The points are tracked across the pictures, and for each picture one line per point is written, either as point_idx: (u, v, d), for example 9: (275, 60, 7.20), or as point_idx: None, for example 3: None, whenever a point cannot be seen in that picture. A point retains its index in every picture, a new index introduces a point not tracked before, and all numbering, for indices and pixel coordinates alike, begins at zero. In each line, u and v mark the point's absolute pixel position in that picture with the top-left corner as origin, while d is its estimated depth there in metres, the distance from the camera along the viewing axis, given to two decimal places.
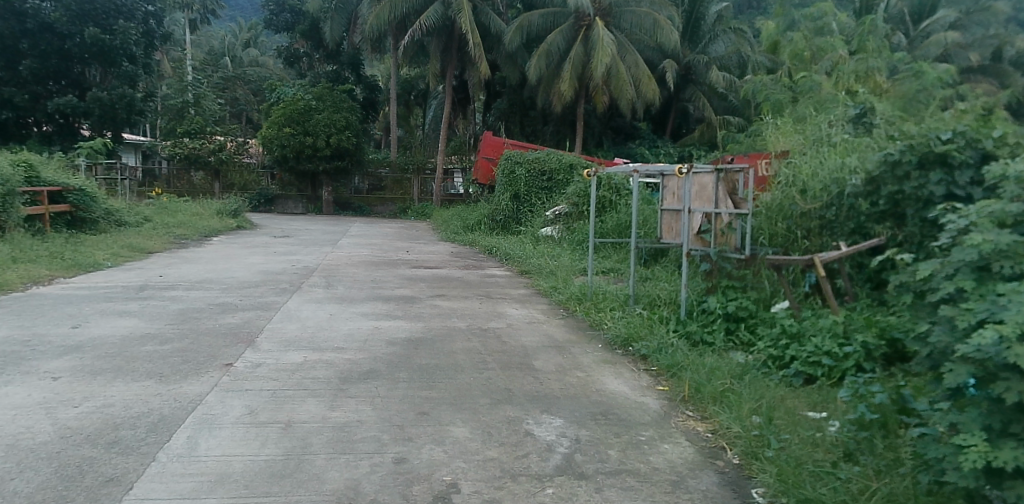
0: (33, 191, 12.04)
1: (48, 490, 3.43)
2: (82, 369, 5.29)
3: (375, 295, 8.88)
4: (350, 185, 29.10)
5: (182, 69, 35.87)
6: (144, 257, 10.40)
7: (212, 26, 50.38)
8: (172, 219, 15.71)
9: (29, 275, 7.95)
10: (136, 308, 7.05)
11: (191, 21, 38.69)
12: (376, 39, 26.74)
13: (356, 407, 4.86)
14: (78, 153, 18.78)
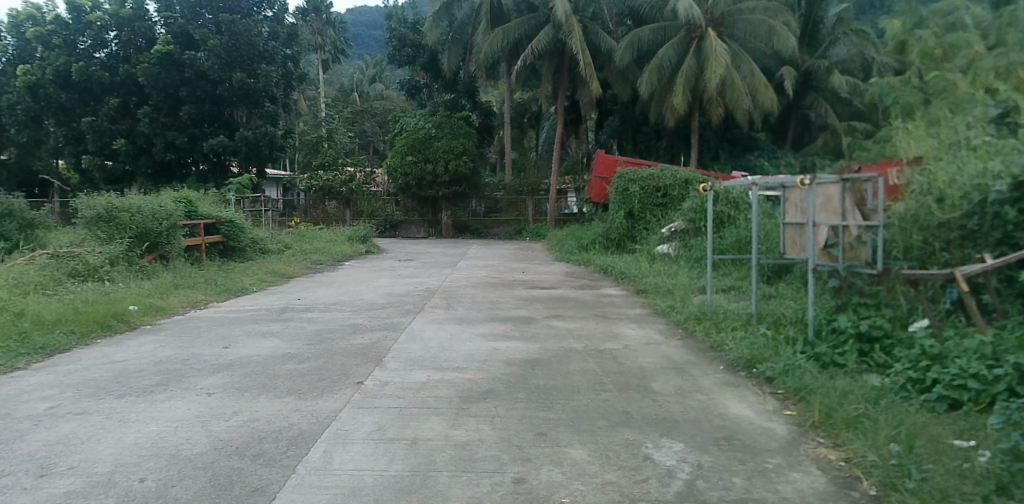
0: (192, 224, 13.40)
1: (203, 497, 3.81)
2: (232, 385, 5.80)
3: (492, 316, 9.08)
4: (468, 208, 29.68)
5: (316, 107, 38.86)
6: (284, 282, 11.28)
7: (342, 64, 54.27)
8: (310, 246, 16.98)
9: (189, 300, 8.77)
10: (278, 329, 7.66)
11: (324, 61, 41.95)
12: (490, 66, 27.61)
13: (477, 426, 4.99)
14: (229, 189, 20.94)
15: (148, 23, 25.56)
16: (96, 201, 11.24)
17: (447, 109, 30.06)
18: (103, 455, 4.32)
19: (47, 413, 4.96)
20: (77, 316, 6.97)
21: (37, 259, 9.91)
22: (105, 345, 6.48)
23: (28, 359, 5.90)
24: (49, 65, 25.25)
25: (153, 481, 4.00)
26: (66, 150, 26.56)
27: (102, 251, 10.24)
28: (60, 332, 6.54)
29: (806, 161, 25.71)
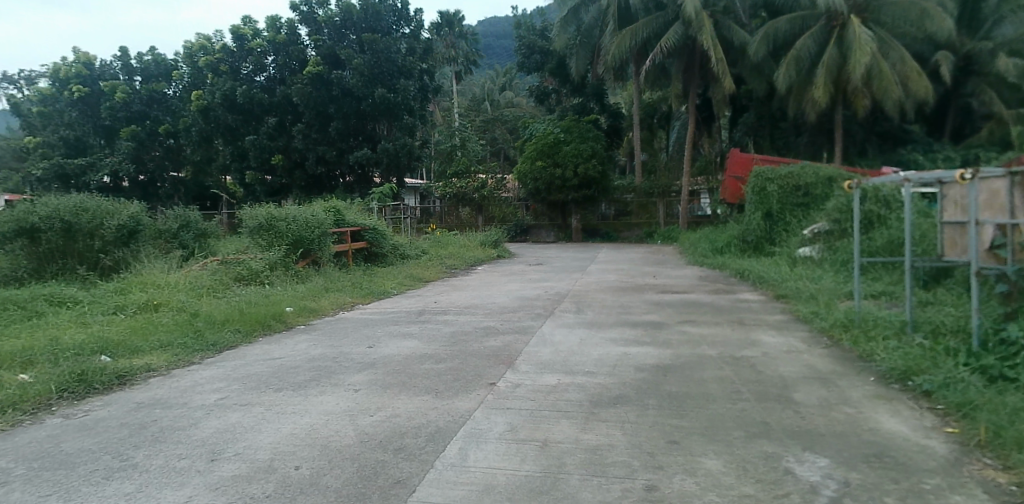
0: (340, 231, 14.52)
1: (351, 486, 4.17)
2: (375, 382, 6.21)
3: (621, 321, 9.02)
4: (597, 211, 29.74)
5: (450, 117, 40.54)
6: (422, 286, 11.95)
7: (474, 75, 56.22)
8: (445, 251, 17.78)
9: (338, 302, 9.51)
10: (417, 330, 8.12)
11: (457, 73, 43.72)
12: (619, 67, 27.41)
13: (607, 431, 5.01)
14: (372, 198, 22.72)
15: (301, 47, 28.09)
16: (258, 212, 12.53)
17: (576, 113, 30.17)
18: (264, 444, 4.80)
19: (218, 403, 5.38)
20: (242, 316, 7.71)
21: (209, 266, 11.15)
22: (266, 342, 7.16)
23: (202, 354, 6.51)
24: (218, 91, 28.04)
25: (307, 470, 4.43)
26: (232, 166, 29.65)
27: (263, 257, 11.36)
28: (229, 331, 7.26)
29: (969, 154, 22.72)
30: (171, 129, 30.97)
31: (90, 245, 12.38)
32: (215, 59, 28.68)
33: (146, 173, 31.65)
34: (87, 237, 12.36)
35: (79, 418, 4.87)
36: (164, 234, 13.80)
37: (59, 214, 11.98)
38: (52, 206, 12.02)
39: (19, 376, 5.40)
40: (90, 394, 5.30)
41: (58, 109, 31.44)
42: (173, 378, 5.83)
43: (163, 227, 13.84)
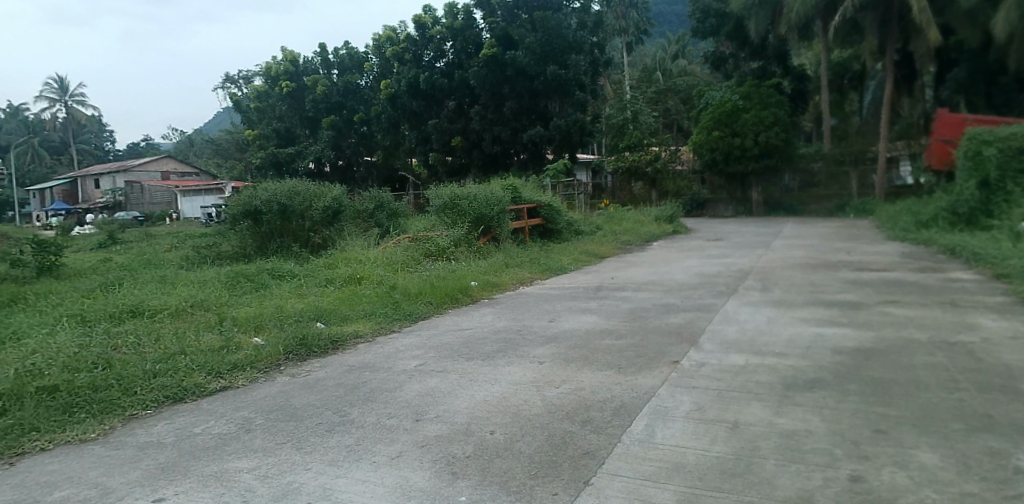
0: (516, 209, 14.87)
1: (543, 454, 4.30)
2: (559, 356, 6.32)
3: (813, 300, 8.34)
4: (780, 183, 27.71)
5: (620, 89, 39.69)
6: (598, 262, 11.97)
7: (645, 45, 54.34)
8: (619, 227, 17.61)
9: (518, 278, 9.80)
10: (595, 306, 8.14)
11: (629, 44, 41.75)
12: (803, 26, 25.19)
13: (803, 416, 4.68)
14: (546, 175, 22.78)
15: (477, 30, 28.27)
16: (442, 192, 13.36)
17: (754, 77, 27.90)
18: (460, 408, 5.10)
19: (418, 369, 5.80)
20: (433, 289, 8.25)
21: (401, 243, 12.03)
22: (455, 313, 7.65)
23: (401, 323, 7.10)
24: (403, 78, 29.58)
25: (501, 435, 4.65)
26: (417, 150, 30.75)
27: (449, 234, 12.02)
28: (422, 302, 7.82)
29: None
30: (364, 117, 33.35)
31: (301, 225, 13.95)
32: (400, 49, 30.22)
33: (343, 158, 34.13)
34: (299, 217, 13.92)
35: (304, 377, 5.44)
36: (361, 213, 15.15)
37: (276, 199, 13.67)
38: (271, 191, 13.72)
39: (255, 339, 6.19)
40: (311, 356, 5.96)
41: (270, 105, 35.06)
42: (377, 345, 6.40)
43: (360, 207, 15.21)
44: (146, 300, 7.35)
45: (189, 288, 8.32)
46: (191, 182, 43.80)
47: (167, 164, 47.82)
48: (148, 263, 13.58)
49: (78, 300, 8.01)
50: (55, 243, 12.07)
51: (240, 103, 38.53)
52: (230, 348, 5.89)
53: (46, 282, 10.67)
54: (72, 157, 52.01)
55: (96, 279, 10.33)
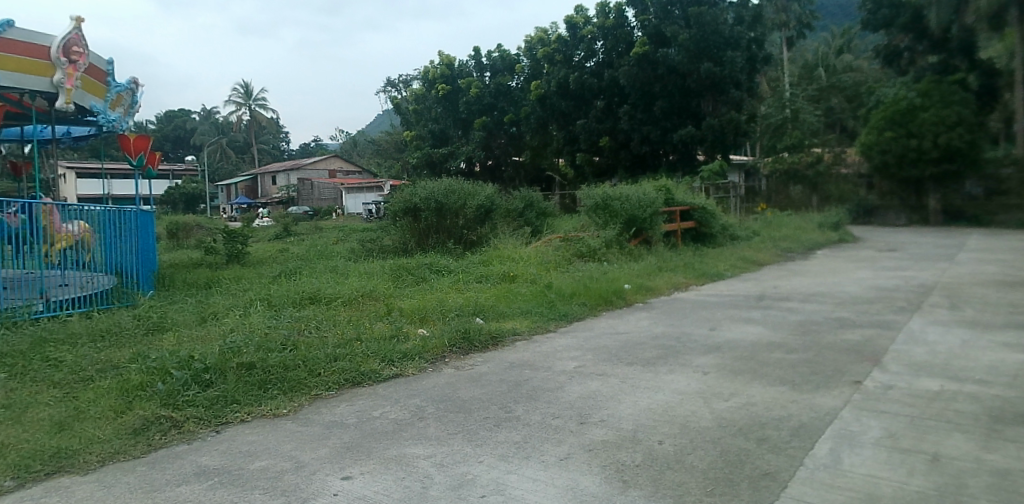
0: (669, 211, 14.32)
1: (717, 470, 3.97)
2: (725, 367, 5.93)
3: (1017, 323, 7.25)
4: (962, 190, 25.02)
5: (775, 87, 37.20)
6: (757, 270, 11.22)
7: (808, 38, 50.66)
8: (778, 233, 16.50)
9: (673, 282, 9.42)
10: (759, 316, 7.62)
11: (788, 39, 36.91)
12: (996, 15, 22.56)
13: (1019, 454, 4.03)
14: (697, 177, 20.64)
15: (628, 28, 22.97)
16: (594, 192, 13.24)
17: (935, 74, 24.99)
18: (625, 414, 4.88)
19: (578, 371, 5.68)
20: (587, 291, 8.14)
21: (554, 242, 12.23)
22: (610, 316, 7.45)
23: (557, 323, 7.03)
24: (553, 79, 24.30)
25: (671, 446, 4.36)
26: (563, 150, 25.42)
27: (600, 235, 11.90)
28: (576, 303, 7.72)
29: None
30: (514, 118, 26.64)
31: (455, 222, 14.41)
32: (550, 49, 24.84)
33: (493, 157, 28.08)
34: (454, 214, 14.38)
35: (468, 371, 5.54)
36: (511, 213, 15.46)
37: (433, 197, 14.25)
38: (429, 190, 14.30)
39: (421, 330, 6.42)
40: (473, 350, 6.05)
41: (429, 105, 28.86)
42: (535, 343, 6.38)
43: (512, 207, 15.56)
44: (322, 289, 7.83)
45: (359, 279, 8.79)
46: (352, 180, 46.84)
47: (334, 163, 51.41)
48: (320, 254, 14.60)
49: (265, 286, 8.75)
50: (241, 233, 13.26)
51: (401, 105, 34.94)
52: (400, 337, 6.13)
53: (235, 269, 11.79)
54: (253, 156, 57.61)
55: (276, 268, 11.26)
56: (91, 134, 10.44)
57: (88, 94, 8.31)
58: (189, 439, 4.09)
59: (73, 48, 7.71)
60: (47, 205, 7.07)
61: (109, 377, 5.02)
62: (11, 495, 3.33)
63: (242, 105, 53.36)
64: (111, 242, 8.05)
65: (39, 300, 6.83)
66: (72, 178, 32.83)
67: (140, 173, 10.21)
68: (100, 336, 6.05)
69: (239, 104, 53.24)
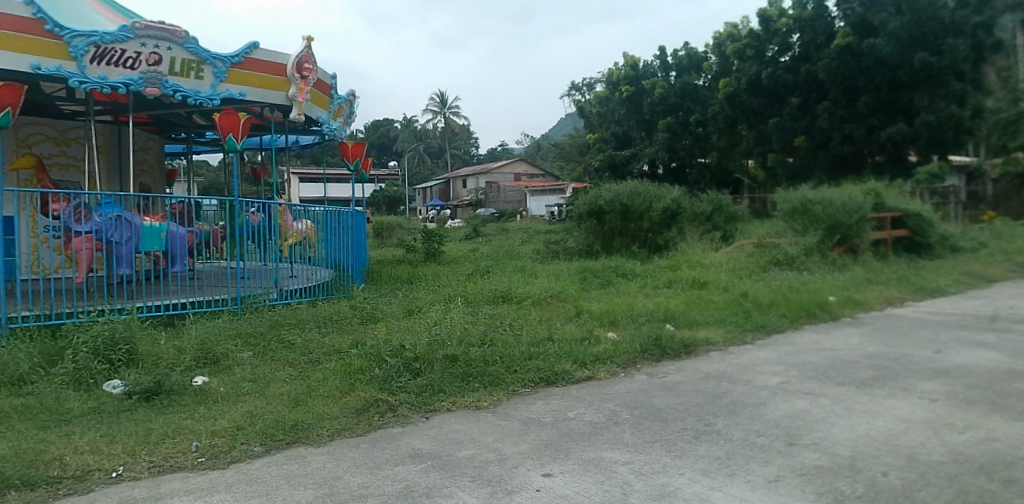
0: (878, 217, 12.89)
1: None
2: (957, 396, 5.16)
3: None
4: None
5: None
6: (989, 286, 9.70)
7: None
8: (1013, 245, 14.16)
9: (885, 296, 8.47)
10: (995, 340, 6.56)
11: None
12: None
13: None
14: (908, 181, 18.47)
15: (828, 18, 21.11)
16: (793, 195, 12.34)
17: None
18: (839, 438, 4.39)
19: (781, 387, 5.29)
20: (786, 302, 7.59)
21: (746, 248, 11.72)
22: (814, 331, 6.85)
23: (753, 334, 6.61)
24: (742, 76, 22.99)
25: (897, 479, 3.77)
26: (753, 151, 23.94)
27: (798, 242, 11.12)
28: (774, 314, 7.22)
29: None
30: (701, 118, 25.80)
31: (639, 225, 14.36)
32: (741, 44, 23.20)
33: (677, 159, 26.87)
34: (638, 217, 14.32)
35: (662, 378, 5.40)
36: (698, 216, 14.81)
37: (619, 199, 14.23)
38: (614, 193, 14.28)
39: (610, 334, 6.43)
40: (666, 357, 5.89)
41: (611, 108, 28.20)
42: (731, 354, 6.06)
43: (699, 210, 14.80)
44: (513, 289, 8.16)
45: (549, 280, 9.03)
46: (534, 182, 48.25)
47: (519, 167, 53.45)
48: (508, 254, 15.23)
49: (462, 283, 9.31)
50: (438, 234, 14.21)
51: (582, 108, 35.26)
52: (590, 340, 6.19)
53: (433, 266, 12.64)
54: (446, 161, 61.82)
55: (470, 266, 11.93)
56: (315, 142, 11.78)
57: (315, 106, 9.39)
58: (402, 422, 4.40)
59: (304, 65, 8.70)
60: (281, 205, 8.03)
61: (333, 360, 5.59)
62: (261, 459, 3.78)
63: (437, 114, 57.05)
64: (329, 239, 9.03)
65: (274, 289, 7.85)
66: (298, 183, 37.95)
67: (356, 177, 11.29)
68: (324, 322, 6.78)
69: (434, 113, 57.02)
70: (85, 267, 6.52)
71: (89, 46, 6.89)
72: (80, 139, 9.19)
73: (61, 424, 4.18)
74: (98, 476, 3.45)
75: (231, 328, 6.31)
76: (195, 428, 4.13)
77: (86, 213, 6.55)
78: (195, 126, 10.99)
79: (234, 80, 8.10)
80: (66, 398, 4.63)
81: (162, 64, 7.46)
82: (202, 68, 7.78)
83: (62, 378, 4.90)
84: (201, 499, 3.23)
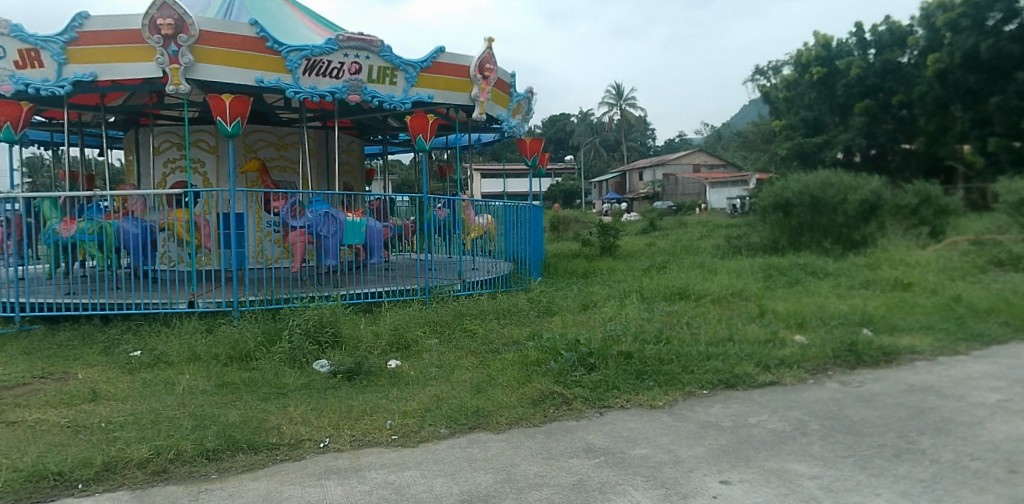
0: None
1: None
2: None
3: None
4: None
5: None
6: None
7: None
8: None
9: None
10: None
11: None
12: None
13: None
14: None
15: None
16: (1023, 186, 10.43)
17: None
18: None
19: (1006, 406, 4.52)
20: (1015, 308, 6.49)
21: (964, 248, 10.26)
22: None
23: (970, 344, 5.72)
24: (956, 49, 20.00)
25: None
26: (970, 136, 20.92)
27: None
28: (995, 322, 6.18)
29: None
30: (905, 100, 22.28)
31: (832, 219, 13.13)
32: (954, 14, 20.11)
33: (877, 146, 23.82)
34: (832, 211, 13.07)
35: (857, 388, 4.90)
36: (903, 208, 13.62)
37: (808, 190, 13.11)
38: (804, 183, 13.16)
39: (798, 336, 5.98)
40: (862, 365, 5.34)
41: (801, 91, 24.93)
42: (941, 366, 5.32)
43: (903, 202, 13.67)
44: (692, 285, 8.01)
45: (729, 276, 8.63)
46: (715, 174, 46.15)
47: (698, 157, 51.43)
48: (686, 249, 14.78)
49: (638, 278, 9.23)
50: (614, 228, 14.18)
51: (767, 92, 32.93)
52: (775, 342, 5.81)
53: (609, 261, 12.65)
54: (622, 154, 61.34)
55: (646, 261, 11.80)
56: (496, 139, 12.35)
57: (496, 105, 9.83)
58: (577, 416, 4.48)
59: (485, 65, 9.13)
60: (464, 200, 8.57)
61: (511, 351, 5.85)
62: (446, 441, 4.08)
63: (613, 106, 56.78)
64: (509, 233, 9.42)
65: (458, 281, 8.39)
66: (480, 178, 40.11)
67: (533, 172, 11.65)
68: (503, 313, 7.11)
69: (610, 106, 56.84)
70: (299, 257, 7.44)
71: (302, 59, 7.84)
72: (295, 144, 10.48)
73: (281, 396, 4.85)
74: (309, 445, 3.96)
75: (420, 315, 6.86)
76: (389, 407, 4.57)
77: (301, 210, 7.46)
78: (389, 128, 12.07)
79: (423, 84, 8.76)
80: (285, 374, 5.36)
81: (362, 72, 8.24)
82: (395, 75, 8.49)
83: (281, 356, 5.69)
84: (395, 473, 3.57)
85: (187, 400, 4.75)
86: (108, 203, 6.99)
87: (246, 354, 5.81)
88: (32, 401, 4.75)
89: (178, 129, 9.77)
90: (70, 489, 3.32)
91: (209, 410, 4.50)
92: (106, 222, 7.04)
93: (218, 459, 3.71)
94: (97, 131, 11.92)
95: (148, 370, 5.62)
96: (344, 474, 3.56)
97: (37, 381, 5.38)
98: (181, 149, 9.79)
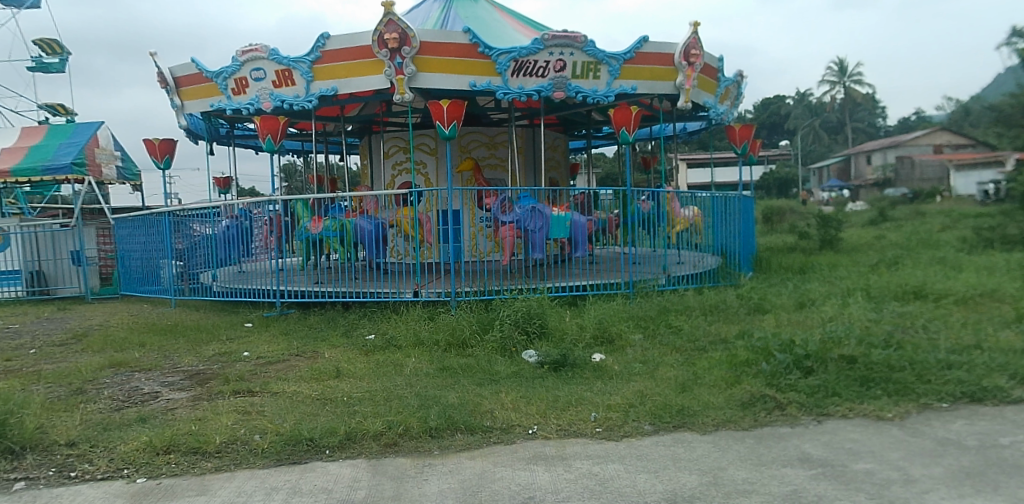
0: None
1: None
2: None
3: None
4: None
5: None
6: None
7: None
8: None
9: None
10: None
11: None
12: None
13: None
14: None
15: None
16: None
17: None
18: None
19: None
20: None
21: None
22: None
23: None
24: None
25: None
26: None
27: None
28: None
29: None
30: None
31: None
32: None
33: None
34: None
35: None
36: None
37: None
38: None
39: None
40: None
41: None
42: None
43: None
44: (930, 283, 7.06)
45: (978, 274, 7.44)
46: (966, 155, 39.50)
47: (943, 136, 44.44)
48: (925, 242, 12.97)
49: (864, 274, 8.35)
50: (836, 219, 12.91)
51: None
52: None
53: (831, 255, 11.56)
54: (848, 136, 55.11)
55: (875, 255, 10.58)
56: (702, 127, 12.02)
57: (702, 91, 9.52)
58: (792, 422, 4.24)
59: (691, 51, 8.91)
60: (670, 192, 8.43)
61: (719, 350, 5.69)
62: (650, 438, 4.12)
63: (836, 84, 51.13)
64: (716, 225, 9.11)
65: (662, 275, 8.36)
66: (685, 168, 38.90)
67: (742, 160, 11.06)
68: (709, 311, 6.91)
69: (832, 84, 51.32)
70: (509, 250, 7.92)
71: (510, 61, 8.32)
72: (505, 143, 11.16)
73: (493, 382, 5.28)
74: (519, 430, 4.28)
75: (624, 310, 6.95)
76: (595, 400, 4.73)
77: (510, 205, 7.89)
78: (592, 123, 12.30)
79: (626, 76, 8.80)
80: (497, 362, 5.82)
81: (566, 69, 8.52)
82: (599, 68, 8.64)
83: (493, 344, 6.18)
84: (599, 465, 3.72)
85: (413, 381, 5.39)
86: (347, 203, 8.13)
87: (462, 341, 6.40)
88: (290, 376, 5.75)
89: (404, 134, 10.95)
90: (319, 453, 4.00)
91: (431, 392, 5.06)
92: (346, 221, 8.19)
93: (439, 437, 4.18)
94: (338, 139, 13.87)
95: (380, 352, 6.46)
96: (550, 461, 3.79)
97: (294, 358, 6.48)
98: (406, 152, 10.97)
